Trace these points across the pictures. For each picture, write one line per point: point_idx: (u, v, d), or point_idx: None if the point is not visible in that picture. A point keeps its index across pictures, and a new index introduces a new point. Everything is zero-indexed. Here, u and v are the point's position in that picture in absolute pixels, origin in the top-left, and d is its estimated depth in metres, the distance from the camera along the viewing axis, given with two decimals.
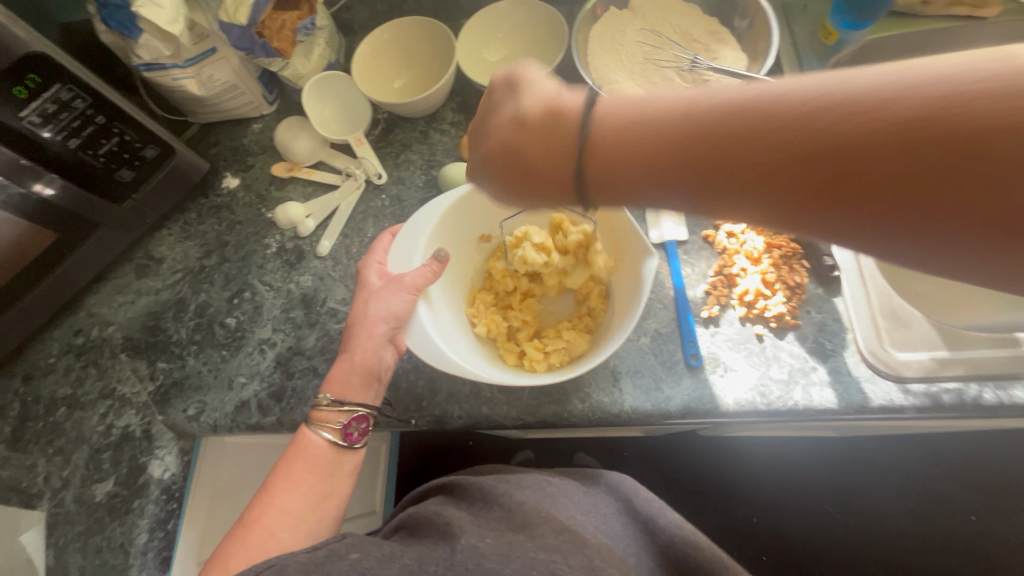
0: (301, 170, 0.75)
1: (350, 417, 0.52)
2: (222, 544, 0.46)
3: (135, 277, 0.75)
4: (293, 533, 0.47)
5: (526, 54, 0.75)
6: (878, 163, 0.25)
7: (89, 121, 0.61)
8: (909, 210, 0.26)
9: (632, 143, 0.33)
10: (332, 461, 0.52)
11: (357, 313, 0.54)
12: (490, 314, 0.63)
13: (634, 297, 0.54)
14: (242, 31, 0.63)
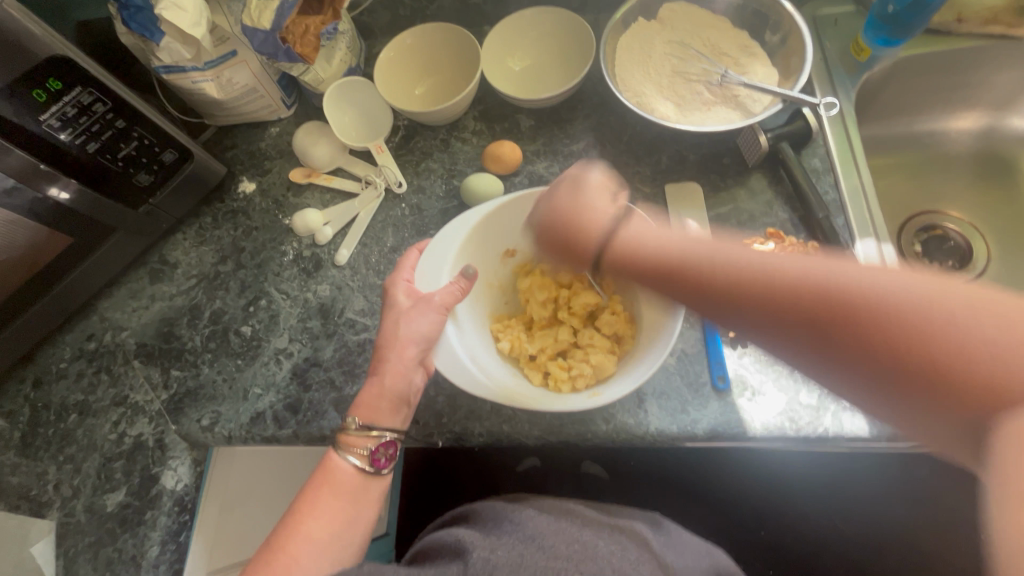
0: (320, 176, 0.74)
1: (378, 443, 0.51)
2: (249, 569, 0.46)
3: (149, 282, 0.74)
4: (319, 563, 0.46)
5: (551, 63, 0.74)
6: (855, 333, 0.33)
7: (109, 125, 0.59)
8: (889, 377, 0.32)
9: (644, 263, 0.43)
10: (359, 487, 0.51)
11: (387, 333, 0.54)
12: (515, 331, 0.62)
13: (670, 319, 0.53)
14: (266, 35, 0.62)
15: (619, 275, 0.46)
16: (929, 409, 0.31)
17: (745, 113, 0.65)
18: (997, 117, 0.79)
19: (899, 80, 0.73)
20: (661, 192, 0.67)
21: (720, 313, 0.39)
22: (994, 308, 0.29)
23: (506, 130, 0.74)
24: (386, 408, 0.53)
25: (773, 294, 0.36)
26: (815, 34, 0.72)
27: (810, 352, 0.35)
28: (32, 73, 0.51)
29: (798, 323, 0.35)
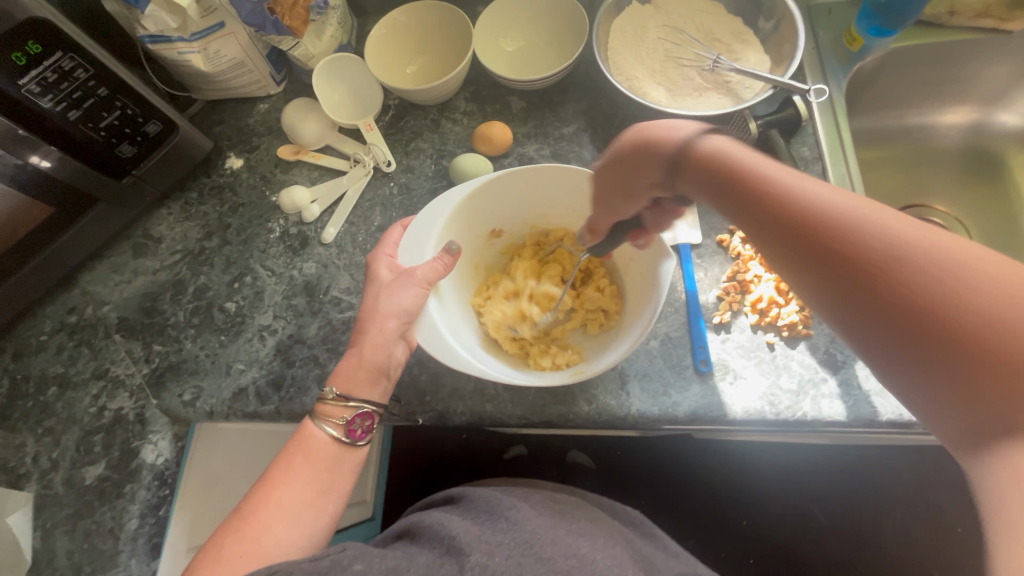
0: (308, 153, 0.73)
1: (356, 414, 0.51)
2: (215, 535, 0.45)
3: (132, 255, 0.73)
4: (288, 532, 0.46)
5: (544, 45, 0.74)
6: (926, 323, 0.28)
7: (91, 93, 0.58)
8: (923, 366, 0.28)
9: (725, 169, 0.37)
10: (335, 457, 0.50)
11: (368, 308, 0.53)
12: (498, 310, 0.63)
13: (649, 297, 0.54)
14: (254, 6, 0.61)
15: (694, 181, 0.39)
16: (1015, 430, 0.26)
17: (736, 100, 0.65)
18: (986, 112, 0.79)
19: (890, 72, 0.73)
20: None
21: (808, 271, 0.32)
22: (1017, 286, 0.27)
23: (498, 112, 0.73)
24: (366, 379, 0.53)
25: (893, 276, 0.29)
26: (808, 23, 0.72)
27: (886, 348, 0.30)
28: (9, 34, 0.50)
29: (882, 321, 0.29)
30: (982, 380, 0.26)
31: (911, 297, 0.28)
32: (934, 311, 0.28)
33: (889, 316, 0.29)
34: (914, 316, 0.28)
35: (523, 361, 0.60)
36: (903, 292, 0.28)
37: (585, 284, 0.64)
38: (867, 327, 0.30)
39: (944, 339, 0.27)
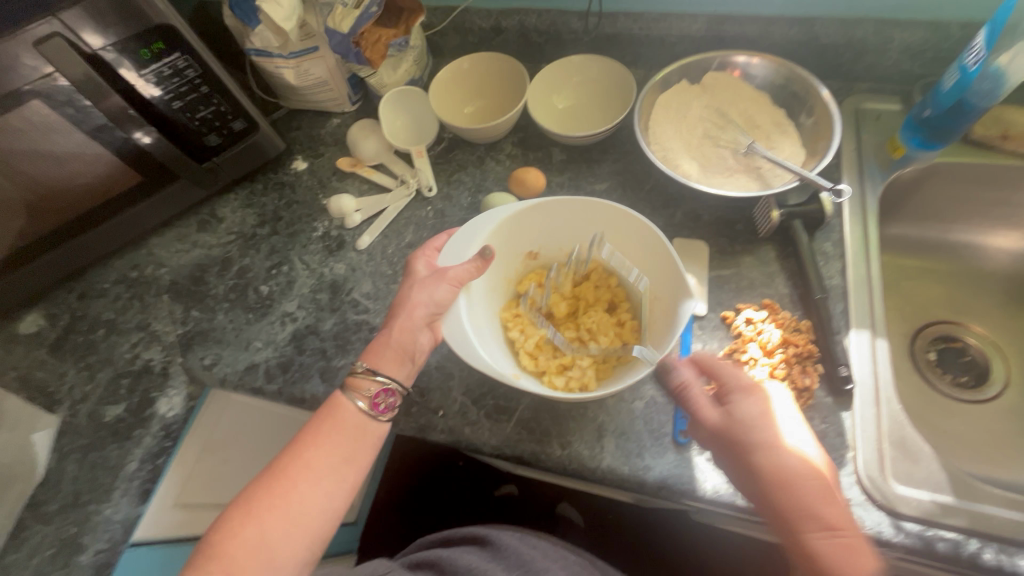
0: (363, 168, 0.81)
1: (381, 388, 0.55)
2: (248, 490, 0.50)
3: (196, 229, 0.82)
4: (312, 494, 0.50)
5: (593, 106, 0.79)
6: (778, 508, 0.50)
7: (194, 89, 0.69)
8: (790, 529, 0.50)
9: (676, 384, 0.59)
10: (360, 427, 0.54)
11: (401, 297, 0.58)
12: (522, 323, 0.65)
13: (666, 337, 0.55)
14: (342, 38, 0.70)
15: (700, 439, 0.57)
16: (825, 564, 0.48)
17: (764, 185, 0.67)
18: None
19: (935, 185, 0.73)
20: (669, 245, 0.69)
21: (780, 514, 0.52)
22: None
23: (538, 159, 0.79)
24: (396, 357, 0.57)
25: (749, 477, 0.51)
26: (854, 125, 0.73)
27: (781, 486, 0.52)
28: (141, 34, 0.61)
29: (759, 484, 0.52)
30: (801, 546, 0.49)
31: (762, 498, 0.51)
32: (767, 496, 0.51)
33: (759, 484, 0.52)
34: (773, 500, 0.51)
35: (537, 376, 0.62)
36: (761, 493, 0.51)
37: (608, 316, 0.65)
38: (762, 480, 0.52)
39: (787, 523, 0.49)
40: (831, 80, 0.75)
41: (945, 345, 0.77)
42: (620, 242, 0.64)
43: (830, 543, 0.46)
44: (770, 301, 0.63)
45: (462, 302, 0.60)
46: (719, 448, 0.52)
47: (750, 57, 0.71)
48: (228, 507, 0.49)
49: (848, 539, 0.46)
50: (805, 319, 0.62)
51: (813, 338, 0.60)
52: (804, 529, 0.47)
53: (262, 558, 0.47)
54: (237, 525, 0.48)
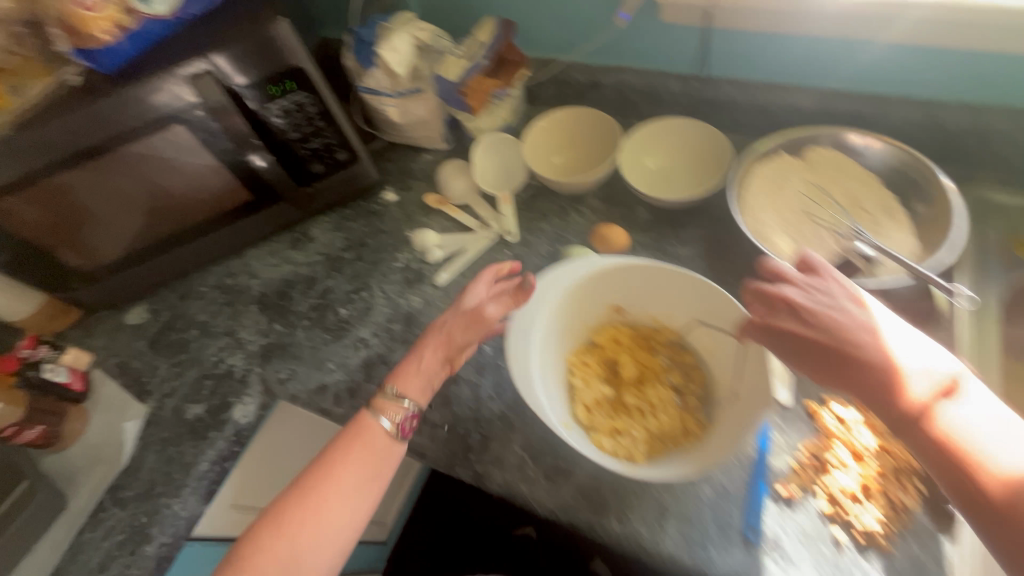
0: (448, 205, 0.84)
1: (407, 413, 0.55)
2: (275, 509, 0.50)
3: (289, 246, 0.88)
4: (342, 517, 0.50)
5: (685, 168, 0.78)
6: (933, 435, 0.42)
7: (310, 123, 0.74)
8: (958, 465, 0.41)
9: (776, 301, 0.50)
10: (386, 447, 0.54)
11: (437, 327, 0.58)
12: (585, 372, 0.62)
13: (731, 438, 0.50)
14: (448, 85, 0.74)
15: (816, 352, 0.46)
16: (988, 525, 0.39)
17: (868, 273, 0.63)
18: None
19: None
20: None
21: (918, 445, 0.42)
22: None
23: (622, 216, 0.78)
24: (412, 376, 0.57)
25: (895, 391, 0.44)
26: (975, 218, 0.68)
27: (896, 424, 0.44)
28: (274, 74, 0.66)
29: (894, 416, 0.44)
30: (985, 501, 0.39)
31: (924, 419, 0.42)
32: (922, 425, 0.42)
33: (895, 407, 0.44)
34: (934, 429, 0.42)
35: (585, 429, 0.59)
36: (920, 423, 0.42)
37: (675, 394, 0.60)
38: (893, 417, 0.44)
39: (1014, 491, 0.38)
40: (950, 166, 0.71)
41: None
42: (708, 323, 0.58)
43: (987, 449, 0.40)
44: None
45: (531, 338, 0.58)
46: (871, 342, 0.45)
47: (869, 140, 0.68)
48: (255, 524, 0.49)
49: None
50: None
51: None
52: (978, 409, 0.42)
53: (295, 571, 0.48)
54: (269, 544, 0.48)
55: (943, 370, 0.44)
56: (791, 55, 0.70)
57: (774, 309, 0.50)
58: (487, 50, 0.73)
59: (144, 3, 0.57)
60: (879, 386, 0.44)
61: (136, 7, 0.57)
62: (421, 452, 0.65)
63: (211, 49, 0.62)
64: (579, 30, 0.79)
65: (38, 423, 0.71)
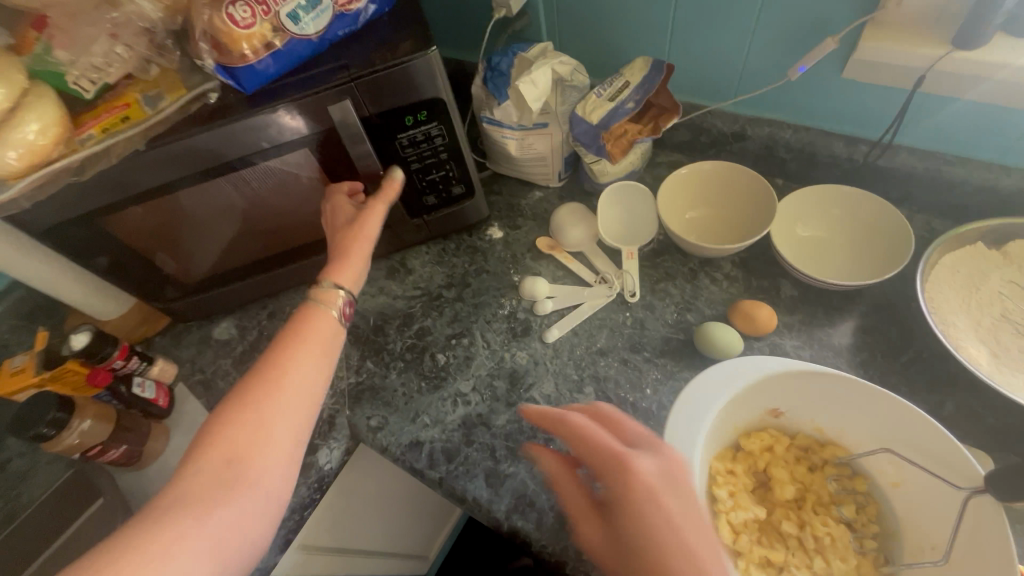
0: (561, 253, 0.78)
1: (346, 301, 0.62)
2: (234, 392, 0.53)
3: (385, 275, 0.83)
4: (294, 407, 0.53)
5: (846, 240, 0.68)
6: None
7: (435, 155, 0.68)
8: None
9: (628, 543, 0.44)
10: (332, 334, 0.59)
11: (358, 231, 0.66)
12: (736, 482, 0.54)
13: None
14: (588, 127, 0.67)
15: None
16: None
17: None
18: None
19: None
20: None
21: None
22: None
23: (764, 289, 0.69)
24: (347, 274, 0.64)
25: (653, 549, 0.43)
26: None
27: None
28: (411, 104, 0.61)
29: None
30: None
31: None
32: None
33: None
34: None
35: (733, 554, 0.51)
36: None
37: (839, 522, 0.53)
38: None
39: None
40: None
41: None
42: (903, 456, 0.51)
43: None
44: None
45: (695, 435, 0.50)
46: (664, 520, 0.43)
47: None
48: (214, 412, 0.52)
49: None
50: None
51: None
52: None
53: (263, 450, 0.50)
54: (225, 423, 0.51)
55: (640, 476, 0.45)
56: (997, 130, 0.60)
57: (653, 495, 0.44)
58: (636, 91, 0.66)
59: (296, 23, 0.53)
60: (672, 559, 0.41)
61: (287, 26, 0.53)
62: (526, 540, 0.58)
63: (352, 72, 0.57)
64: (737, 78, 0.71)
65: (121, 443, 0.67)
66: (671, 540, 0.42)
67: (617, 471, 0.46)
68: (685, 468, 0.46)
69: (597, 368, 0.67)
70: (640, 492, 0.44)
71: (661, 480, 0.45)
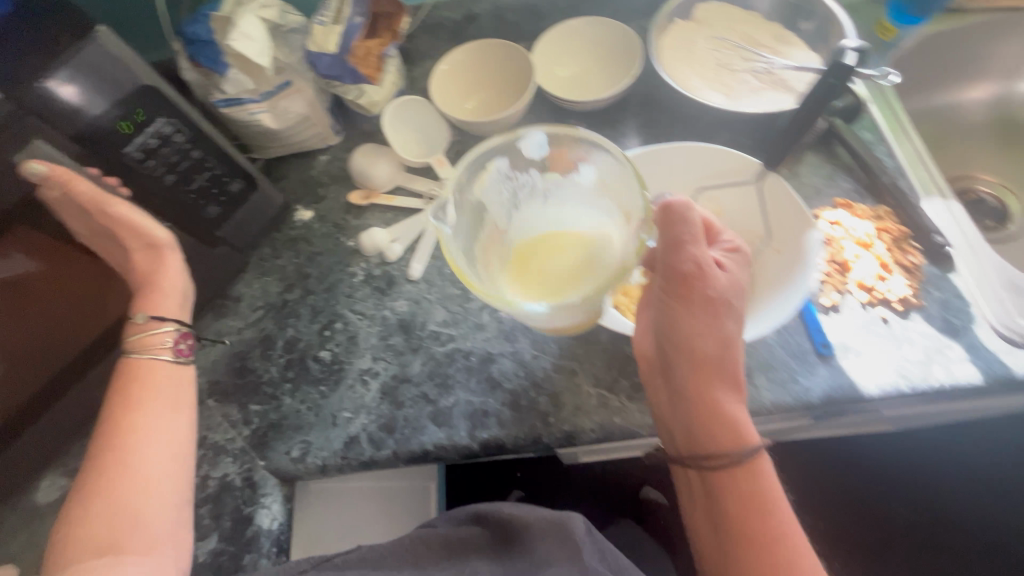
0: (380, 196, 0.75)
1: (178, 334, 0.58)
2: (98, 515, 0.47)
3: (214, 318, 0.71)
4: (168, 439, 0.52)
5: (595, 65, 0.76)
6: (724, 415, 0.49)
7: (185, 155, 0.58)
8: (727, 377, 0.50)
9: (694, 315, 0.50)
10: (176, 373, 0.56)
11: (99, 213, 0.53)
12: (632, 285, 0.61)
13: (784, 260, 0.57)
14: (331, 58, 0.64)
15: (721, 418, 0.49)
16: (703, 420, 0.49)
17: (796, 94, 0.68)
18: (1011, 85, 0.85)
19: (918, 59, 0.80)
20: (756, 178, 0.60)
21: (733, 396, 0.50)
22: (747, 480, 0.48)
23: None
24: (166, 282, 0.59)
25: (686, 284, 0.50)
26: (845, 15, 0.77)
27: (714, 383, 0.50)
28: (115, 105, 0.51)
29: (723, 376, 0.50)
30: (720, 434, 0.48)
31: (728, 379, 0.50)
32: (730, 409, 0.49)
33: (717, 363, 0.50)
34: (709, 358, 0.50)
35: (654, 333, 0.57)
36: (711, 364, 0.49)
37: None
38: (722, 383, 0.50)
39: (731, 433, 0.48)
40: None
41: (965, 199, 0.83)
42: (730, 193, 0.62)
43: (716, 348, 0.49)
44: (842, 199, 0.65)
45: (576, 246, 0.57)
46: (671, 263, 0.51)
47: None
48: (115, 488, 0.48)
49: (733, 382, 0.50)
50: (879, 205, 0.64)
51: (896, 220, 0.62)
52: (717, 390, 0.50)
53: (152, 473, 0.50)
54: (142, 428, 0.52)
55: None
56: None
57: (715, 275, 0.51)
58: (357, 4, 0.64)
59: None
60: (723, 333, 0.50)
61: None
62: (500, 445, 0.59)
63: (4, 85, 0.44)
64: None
65: None
66: (716, 366, 0.50)
67: (747, 483, 0.48)
68: (739, 286, 0.51)
69: None
70: (677, 250, 0.51)
71: (710, 265, 0.51)
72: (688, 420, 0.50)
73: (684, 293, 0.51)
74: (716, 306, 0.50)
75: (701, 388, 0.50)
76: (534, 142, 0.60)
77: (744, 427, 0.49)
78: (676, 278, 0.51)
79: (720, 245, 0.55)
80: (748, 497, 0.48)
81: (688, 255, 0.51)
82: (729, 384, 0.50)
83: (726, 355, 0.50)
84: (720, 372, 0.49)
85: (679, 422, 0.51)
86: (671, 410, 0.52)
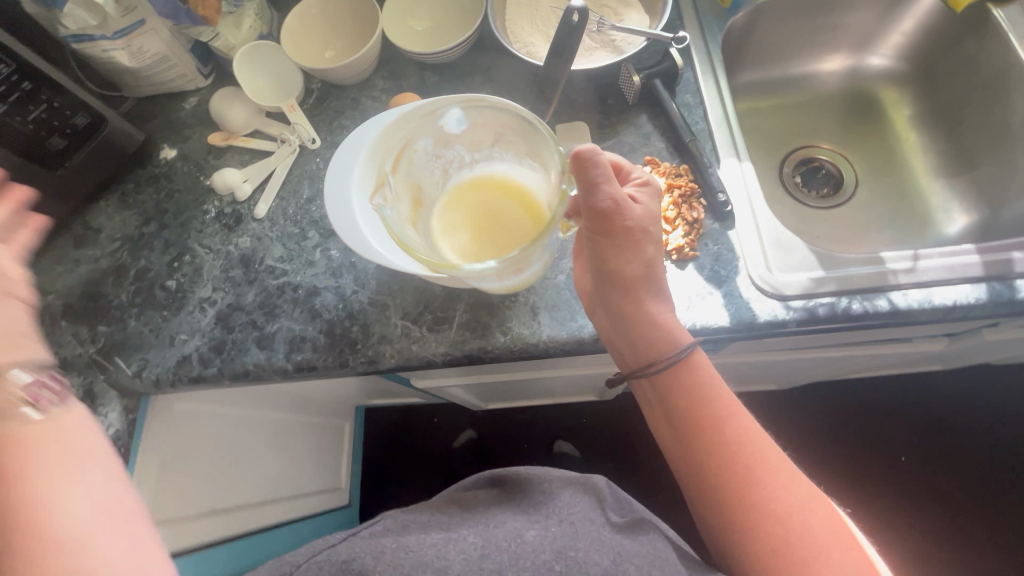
0: (238, 138, 0.78)
1: None
2: None
3: (74, 246, 0.76)
4: None
5: (446, 19, 0.79)
6: (658, 329, 0.55)
7: (14, 86, 0.62)
8: (655, 287, 0.56)
9: (616, 243, 0.54)
10: None
11: None
12: None
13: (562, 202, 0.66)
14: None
15: (655, 328, 0.56)
16: (643, 338, 0.56)
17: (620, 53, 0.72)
18: (860, 58, 0.89)
19: (765, 29, 0.83)
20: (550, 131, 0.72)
21: (663, 304, 0.57)
22: (689, 380, 0.56)
23: (410, 85, 0.78)
24: None
25: (604, 221, 0.53)
26: None
27: (652, 293, 0.56)
28: None
29: (653, 288, 0.56)
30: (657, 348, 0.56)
31: (655, 293, 0.56)
32: (663, 317, 0.56)
33: (647, 279, 0.56)
34: (641, 278, 0.55)
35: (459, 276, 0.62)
36: (641, 283, 0.55)
37: None
38: (652, 294, 0.56)
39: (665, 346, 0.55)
40: None
41: (807, 166, 0.88)
42: None
43: (639, 270, 0.55)
44: (650, 157, 0.69)
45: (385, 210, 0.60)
46: (591, 210, 0.53)
47: None
48: None
49: (663, 288, 0.57)
50: (682, 164, 0.69)
51: (692, 177, 0.67)
52: (650, 304, 0.56)
53: None
54: None
55: None
56: None
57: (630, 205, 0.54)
58: None
59: None
60: (645, 255, 0.55)
61: None
62: (312, 367, 0.65)
63: None
64: None
65: None
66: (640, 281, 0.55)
67: (681, 379, 0.56)
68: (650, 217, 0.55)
69: (312, 213, 0.73)
70: (595, 200, 0.52)
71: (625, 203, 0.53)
72: (633, 344, 0.57)
73: (609, 229, 0.53)
74: (635, 237, 0.54)
75: (637, 308, 0.56)
76: (452, 118, 0.58)
77: (674, 332, 0.56)
78: (598, 219, 0.53)
79: (632, 181, 0.58)
80: (690, 397, 0.56)
81: (603, 196, 0.52)
82: (661, 297, 0.57)
83: (653, 271, 0.55)
84: (648, 289, 0.55)
85: (625, 343, 0.58)
86: (614, 329, 0.58)
